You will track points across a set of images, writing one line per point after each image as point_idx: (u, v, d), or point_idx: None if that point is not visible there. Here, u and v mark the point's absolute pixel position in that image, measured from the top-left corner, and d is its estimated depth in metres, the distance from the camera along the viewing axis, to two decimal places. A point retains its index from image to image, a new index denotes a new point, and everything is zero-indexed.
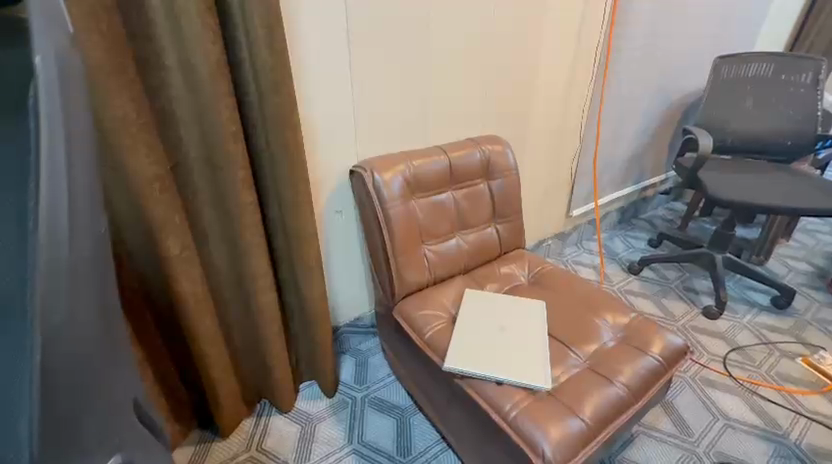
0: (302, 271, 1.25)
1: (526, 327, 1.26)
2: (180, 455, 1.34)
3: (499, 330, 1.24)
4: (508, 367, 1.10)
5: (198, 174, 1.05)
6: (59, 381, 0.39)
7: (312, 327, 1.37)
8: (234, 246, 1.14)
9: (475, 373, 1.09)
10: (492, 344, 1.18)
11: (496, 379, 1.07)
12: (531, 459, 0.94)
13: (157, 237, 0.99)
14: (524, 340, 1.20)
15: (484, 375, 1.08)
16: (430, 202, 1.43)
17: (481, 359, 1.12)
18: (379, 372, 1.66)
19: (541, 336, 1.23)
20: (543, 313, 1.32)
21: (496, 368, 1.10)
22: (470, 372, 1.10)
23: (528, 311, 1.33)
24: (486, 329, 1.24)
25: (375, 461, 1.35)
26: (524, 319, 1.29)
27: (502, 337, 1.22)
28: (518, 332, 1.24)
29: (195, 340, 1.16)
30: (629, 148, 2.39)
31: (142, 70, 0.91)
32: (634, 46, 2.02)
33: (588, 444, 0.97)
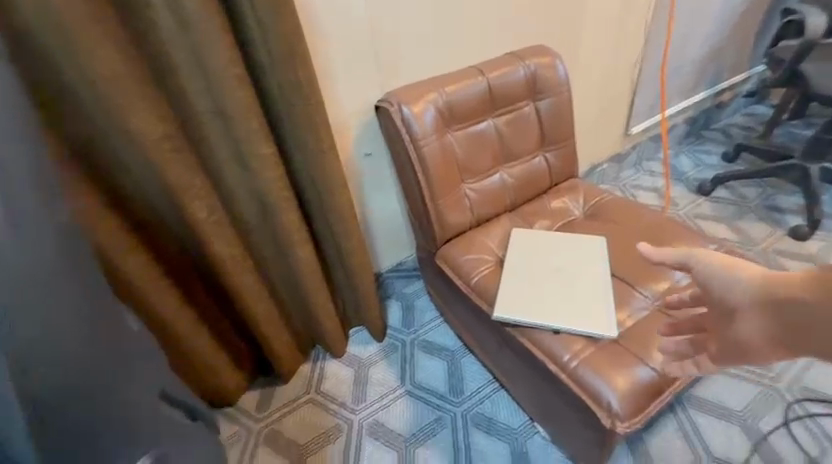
0: (336, 223, 1.18)
1: (584, 268, 1.13)
2: (248, 398, 1.44)
3: (552, 272, 1.13)
4: (566, 314, 1.01)
5: (214, 127, 0.94)
6: (84, 372, 0.51)
7: (353, 278, 1.34)
8: (261, 203, 1.07)
9: (528, 322, 1.01)
10: (545, 290, 1.08)
11: (553, 329, 0.99)
12: (594, 412, 0.88)
13: (181, 202, 0.94)
14: (583, 283, 1.09)
15: (539, 324, 1.00)
16: (468, 133, 1.27)
17: (535, 307, 1.04)
18: (426, 315, 1.64)
19: (603, 277, 1.10)
20: (603, 250, 1.18)
21: (552, 316, 1.01)
22: (523, 321, 1.02)
23: (586, 249, 1.19)
24: (538, 272, 1.13)
25: (428, 402, 1.38)
26: (582, 258, 1.16)
27: (557, 280, 1.11)
28: (575, 274, 1.12)
29: (242, 299, 1.17)
30: (705, 42, 1.98)
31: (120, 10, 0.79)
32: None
33: (659, 394, 0.89)
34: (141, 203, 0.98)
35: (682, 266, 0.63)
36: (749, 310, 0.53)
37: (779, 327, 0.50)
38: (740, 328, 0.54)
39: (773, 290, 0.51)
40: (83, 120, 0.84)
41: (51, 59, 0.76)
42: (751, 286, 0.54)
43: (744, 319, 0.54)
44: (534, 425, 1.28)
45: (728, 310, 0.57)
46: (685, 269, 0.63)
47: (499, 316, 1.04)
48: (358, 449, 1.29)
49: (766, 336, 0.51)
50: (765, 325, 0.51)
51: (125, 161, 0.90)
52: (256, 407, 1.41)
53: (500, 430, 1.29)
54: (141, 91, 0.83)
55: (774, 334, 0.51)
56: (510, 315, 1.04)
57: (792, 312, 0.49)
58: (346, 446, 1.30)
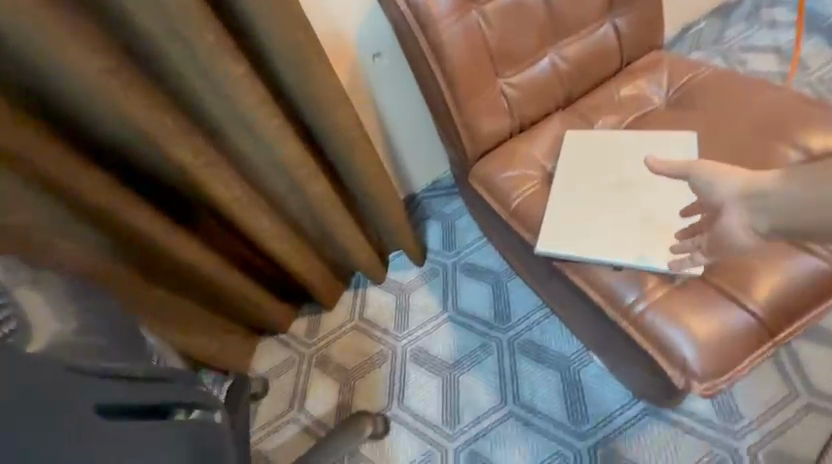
0: (344, 147, 1.02)
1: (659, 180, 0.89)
2: (297, 325, 1.46)
3: (614, 188, 0.90)
4: (632, 247, 0.82)
5: (166, 50, 0.76)
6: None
7: (378, 206, 1.20)
8: (252, 137, 0.91)
9: (583, 259, 0.84)
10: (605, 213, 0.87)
11: (615, 265, 0.82)
12: (665, 368, 0.75)
13: (158, 145, 0.84)
14: (656, 201, 0.86)
15: (598, 260, 0.83)
16: (501, 5, 0.94)
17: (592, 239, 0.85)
18: (468, 236, 1.48)
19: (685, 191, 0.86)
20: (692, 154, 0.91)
21: (615, 250, 0.82)
22: (576, 256, 0.84)
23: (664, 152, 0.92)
24: (596, 189, 0.91)
25: (471, 328, 1.31)
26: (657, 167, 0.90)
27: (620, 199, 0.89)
28: (646, 190, 0.88)
29: (261, 241, 1.09)
30: None
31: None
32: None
33: (759, 346, 0.74)
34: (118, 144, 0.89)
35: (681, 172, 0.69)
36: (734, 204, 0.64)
37: (759, 216, 0.61)
38: (730, 224, 0.64)
39: (752, 186, 0.62)
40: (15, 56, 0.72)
41: None
42: (735, 186, 0.64)
43: (736, 214, 0.63)
44: (588, 353, 1.19)
45: (715, 209, 0.66)
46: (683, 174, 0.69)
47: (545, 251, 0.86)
48: (403, 375, 1.29)
49: (740, 221, 0.63)
50: (743, 214, 0.63)
51: (79, 99, 0.78)
52: (305, 333, 1.44)
53: (550, 358, 1.21)
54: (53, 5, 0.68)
55: (761, 224, 0.62)
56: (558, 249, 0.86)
57: (762, 202, 0.61)
58: (393, 371, 1.31)
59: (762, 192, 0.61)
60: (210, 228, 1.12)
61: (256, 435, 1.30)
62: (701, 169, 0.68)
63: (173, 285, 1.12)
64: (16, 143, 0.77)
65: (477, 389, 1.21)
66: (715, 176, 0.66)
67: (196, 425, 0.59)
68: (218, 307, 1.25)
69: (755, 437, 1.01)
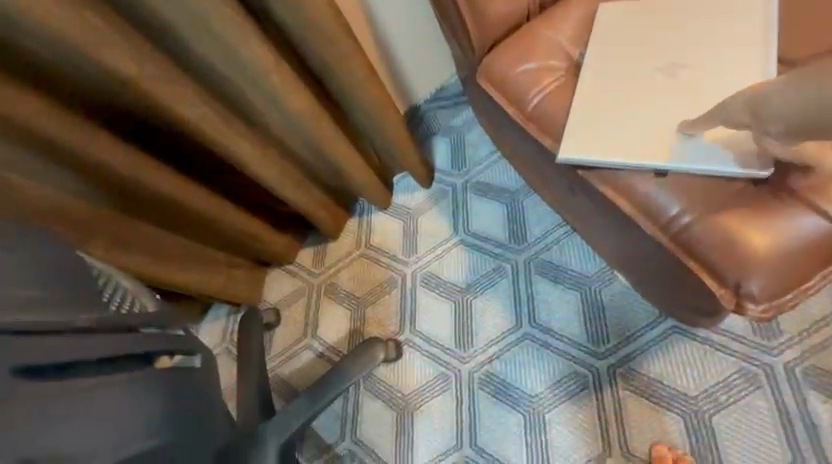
0: (323, 45, 0.87)
1: (722, 61, 0.73)
2: (304, 257, 1.40)
3: (661, 74, 0.74)
4: (681, 146, 0.68)
5: None
6: None
7: (373, 120, 1.05)
8: (207, 36, 0.76)
9: (618, 165, 0.70)
10: (648, 106, 0.72)
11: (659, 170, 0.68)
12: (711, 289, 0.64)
13: (97, 56, 0.72)
14: (715, 88, 0.71)
15: (636, 165, 0.69)
16: None
17: (629, 140, 0.70)
18: (479, 151, 1.33)
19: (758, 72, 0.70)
20: (770, 27, 0.73)
21: (659, 151, 0.68)
22: (608, 163, 0.70)
23: (731, 25, 0.75)
24: (635, 79, 0.75)
25: (485, 251, 1.22)
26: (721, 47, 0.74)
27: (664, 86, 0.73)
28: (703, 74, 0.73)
29: (246, 168, 0.98)
30: None
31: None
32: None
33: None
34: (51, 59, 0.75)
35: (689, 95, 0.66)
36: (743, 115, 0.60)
37: (771, 118, 0.57)
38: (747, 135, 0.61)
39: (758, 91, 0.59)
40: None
41: None
42: (744, 94, 0.61)
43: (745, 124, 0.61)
44: (612, 272, 1.10)
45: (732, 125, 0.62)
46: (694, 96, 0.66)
47: (569, 160, 0.72)
48: (413, 300, 1.25)
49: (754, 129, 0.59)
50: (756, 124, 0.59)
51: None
52: (312, 264, 1.39)
53: (569, 278, 1.13)
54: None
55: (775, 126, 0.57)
56: (586, 156, 0.72)
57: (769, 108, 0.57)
58: (403, 297, 1.26)
59: (768, 94, 0.57)
60: (185, 155, 1.04)
61: (272, 363, 1.32)
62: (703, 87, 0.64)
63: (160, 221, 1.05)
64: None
65: (491, 312, 1.16)
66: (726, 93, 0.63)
67: (176, 370, 0.58)
68: (216, 242, 1.19)
69: (794, 353, 0.94)
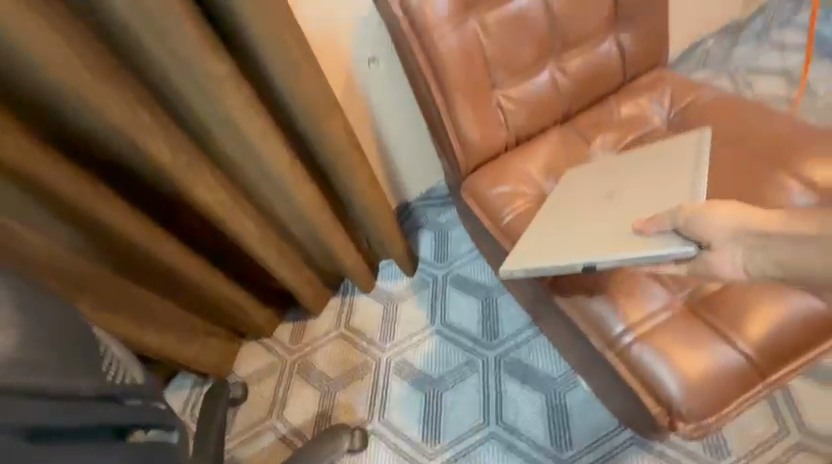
0: (334, 152, 1.00)
1: (659, 181, 0.82)
2: (282, 331, 1.43)
3: (605, 196, 0.85)
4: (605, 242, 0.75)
5: (146, 45, 0.73)
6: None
7: (368, 213, 1.16)
8: (238, 137, 0.88)
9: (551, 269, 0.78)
10: (586, 220, 0.82)
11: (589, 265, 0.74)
12: (650, 404, 0.72)
13: (140, 145, 0.81)
14: (650, 201, 0.79)
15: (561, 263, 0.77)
16: (504, 16, 0.90)
17: (565, 246, 0.79)
18: (461, 247, 1.45)
19: (689, 183, 0.78)
20: (703, 152, 0.83)
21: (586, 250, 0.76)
22: (541, 267, 0.79)
23: (671, 159, 0.85)
24: (581, 201, 0.87)
25: (459, 344, 1.28)
26: (660, 170, 0.84)
27: (605, 204, 0.84)
28: (638, 189, 0.83)
29: (246, 245, 1.06)
30: None
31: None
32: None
33: (755, 385, 0.71)
34: (85, 136, 0.83)
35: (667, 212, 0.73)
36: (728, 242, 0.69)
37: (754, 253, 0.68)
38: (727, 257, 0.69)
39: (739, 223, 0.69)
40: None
41: None
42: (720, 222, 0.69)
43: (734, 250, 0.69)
44: (575, 376, 1.16)
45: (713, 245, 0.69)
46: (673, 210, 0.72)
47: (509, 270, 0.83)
48: (385, 387, 1.26)
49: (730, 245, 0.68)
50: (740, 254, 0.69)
51: (43, 90, 0.72)
52: (290, 340, 1.41)
53: (536, 379, 1.18)
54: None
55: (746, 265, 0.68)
56: (524, 267, 0.82)
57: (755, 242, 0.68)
58: (375, 383, 1.27)
59: (767, 231, 0.69)
60: (188, 226, 1.11)
61: (231, 443, 1.27)
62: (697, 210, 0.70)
63: (145, 280, 1.08)
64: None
65: (459, 407, 1.18)
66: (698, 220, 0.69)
67: (155, 443, 0.61)
68: (194, 307, 1.22)
69: None
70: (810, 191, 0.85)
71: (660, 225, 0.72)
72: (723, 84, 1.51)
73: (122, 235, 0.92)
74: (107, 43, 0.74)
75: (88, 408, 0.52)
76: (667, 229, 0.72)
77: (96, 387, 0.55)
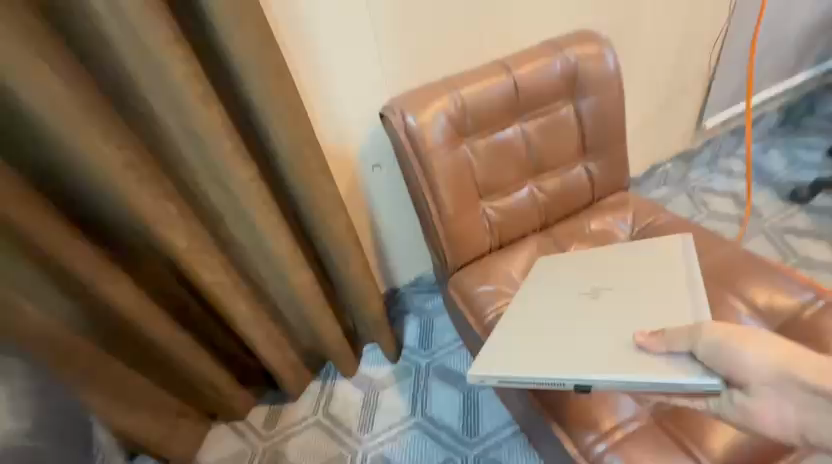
0: (336, 247, 1.06)
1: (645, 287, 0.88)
2: (256, 413, 1.38)
3: (590, 298, 0.90)
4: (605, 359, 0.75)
5: (182, 150, 0.82)
6: None
7: (359, 300, 1.22)
8: (249, 229, 0.94)
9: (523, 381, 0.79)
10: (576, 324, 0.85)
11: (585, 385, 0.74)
12: None
13: (157, 232, 0.86)
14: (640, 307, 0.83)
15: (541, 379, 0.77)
16: (491, 144, 1.06)
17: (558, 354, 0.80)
18: (445, 336, 1.48)
19: (677, 293, 0.84)
20: (696, 261, 0.90)
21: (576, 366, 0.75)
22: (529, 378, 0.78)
23: (654, 265, 0.92)
24: (569, 300, 0.92)
25: (437, 439, 1.26)
26: (651, 280, 0.89)
27: (593, 306, 0.88)
28: (625, 292, 0.88)
29: (237, 325, 1.08)
30: (805, 14, 1.62)
31: (45, 6, 0.68)
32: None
33: None
34: (107, 217, 0.89)
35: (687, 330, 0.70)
36: (770, 389, 0.62)
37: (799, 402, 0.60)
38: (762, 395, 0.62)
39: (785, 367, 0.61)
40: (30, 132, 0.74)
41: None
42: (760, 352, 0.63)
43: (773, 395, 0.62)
44: None
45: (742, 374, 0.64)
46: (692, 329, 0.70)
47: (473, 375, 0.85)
48: None
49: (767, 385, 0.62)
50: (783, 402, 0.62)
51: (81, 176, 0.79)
52: (263, 424, 1.35)
53: None
54: (83, 99, 0.70)
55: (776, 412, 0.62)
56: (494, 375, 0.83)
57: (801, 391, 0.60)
58: None
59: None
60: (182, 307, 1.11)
61: None
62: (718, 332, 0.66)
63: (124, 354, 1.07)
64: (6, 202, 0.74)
65: None
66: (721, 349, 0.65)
67: None
68: (168, 383, 1.19)
69: None
70: (756, 314, 0.95)
71: (679, 346, 0.70)
72: (680, 201, 1.73)
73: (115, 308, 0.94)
74: (149, 144, 0.82)
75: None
76: (682, 351, 0.70)
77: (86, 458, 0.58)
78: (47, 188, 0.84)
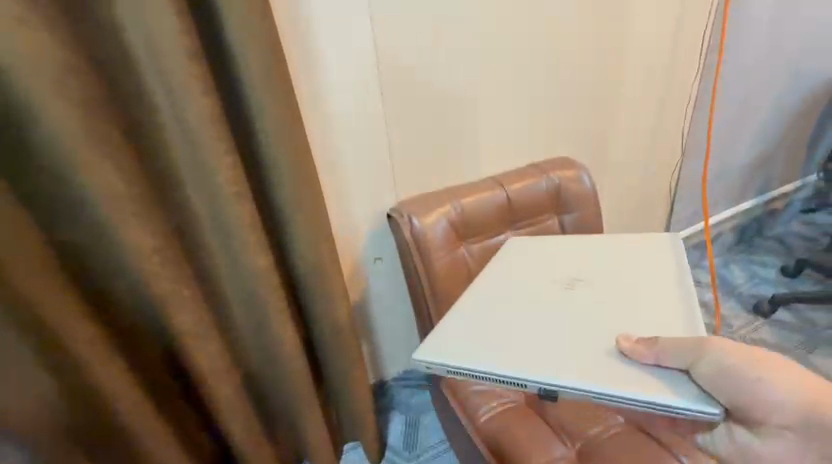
0: (335, 336, 1.07)
1: (627, 284, 0.90)
2: None
3: (565, 288, 0.91)
4: (582, 367, 0.74)
5: (209, 237, 0.88)
6: None
7: (350, 394, 1.18)
8: (255, 314, 0.96)
9: (480, 376, 0.79)
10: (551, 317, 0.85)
11: (552, 393, 0.75)
12: None
13: (166, 314, 0.87)
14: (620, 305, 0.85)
15: (504, 379, 0.77)
16: (485, 247, 1.17)
17: (534, 350, 0.79)
18: (431, 436, 1.42)
19: (660, 298, 0.86)
20: (687, 269, 0.92)
21: (546, 368, 0.76)
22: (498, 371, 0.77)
23: (638, 265, 0.95)
24: (547, 289, 0.92)
25: None
26: (632, 282, 0.90)
27: (570, 296, 0.89)
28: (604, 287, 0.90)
29: (221, 415, 1.02)
30: (745, 154, 1.94)
31: (126, 118, 0.76)
32: (763, 7, 1.57)
33: None
34: (121, 299, 0.89)
35: (692, 345, 0.68)
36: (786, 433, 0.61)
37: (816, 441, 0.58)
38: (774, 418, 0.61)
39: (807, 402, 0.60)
40: (72, 218, 0.78)
41: (55, 174, 0.72)
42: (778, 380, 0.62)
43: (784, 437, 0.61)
44: None
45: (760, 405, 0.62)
46: (696, 343, 0.68)
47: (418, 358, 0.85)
48: None
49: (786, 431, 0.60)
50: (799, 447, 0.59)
51: (110, 256, 0.82)
52: None
53: None
54: (134, 191, 0.76)
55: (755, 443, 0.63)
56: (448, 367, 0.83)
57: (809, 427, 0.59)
58: None
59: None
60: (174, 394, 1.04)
61: None
62: (727, 355, 0.65)
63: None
64: (32, 287, 0.73)
65: None
66: (726, 371, 0.64)
67: None
68: None
69: None
70: None
71: (672, 357, 0.70)
72: None
73: (110, 404, 0.87)
74: (179, 230, 0.87)
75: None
76: (678, 368, 0.70)
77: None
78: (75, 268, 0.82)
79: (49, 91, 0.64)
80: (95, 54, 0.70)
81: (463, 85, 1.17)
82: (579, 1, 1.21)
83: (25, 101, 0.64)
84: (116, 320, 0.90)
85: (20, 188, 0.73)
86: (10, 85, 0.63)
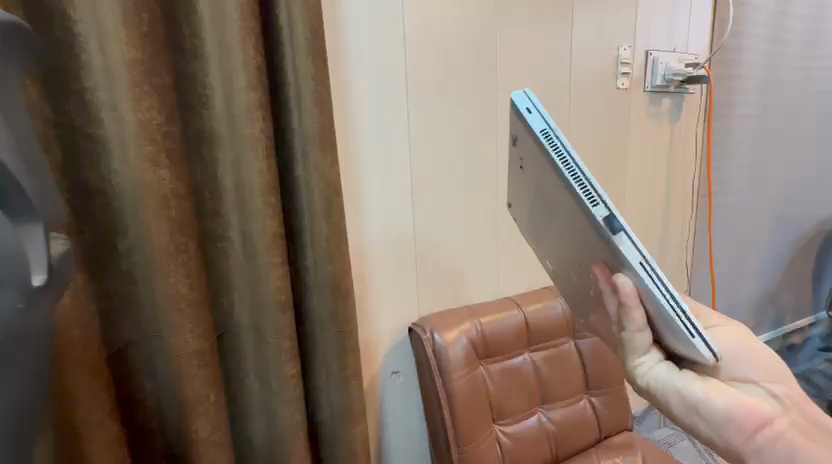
0: (348, 458, 1.00)
1: None
2: None
3: None
4: None
5: (245, 341, 0.93)
6: None
7: None
8: (273, 423, 0.94)
9: (564, 167, 0.57)
10: None
11: (614, 229, 0.54)
12: None
13: (186, 418, 0.85)
14: None
15: (581, 183, 0.56)
16: (504, 368, 1.17)
17: None
18: None
19: None
20: None
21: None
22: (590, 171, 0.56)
23: None
24: None
25: None
26: None
27: None
28: None
29: None
30: (752, 288, 2.01)
31: (204, 233, 0.89)
32: (741, 164, 1.83)
33: None
34: (147, 397, 0.89)
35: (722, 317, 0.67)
36: None
37: None
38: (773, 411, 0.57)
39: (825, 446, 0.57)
40: (132, 318, 0.86)
41: (132, 272, 0.83)
42: (785, 390, 0.57)
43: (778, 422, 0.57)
44: None
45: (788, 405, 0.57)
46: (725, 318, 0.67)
47: (526, 96, 0.62)
48: None
49: None
50: None
51: (155, 355, 0.87)
52: None
53: None
54: (192, 295, 0.82)
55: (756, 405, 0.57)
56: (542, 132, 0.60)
57: None
58: None
59: None
60: None
61: None
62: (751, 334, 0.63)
63: None
64: (83, 390, 0.76)
65: None
66: (739, 346, 0.61)
67: None
68: None
69: None
70: None
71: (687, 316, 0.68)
72: (685, 447, 1.70)
73: None
74: (221, 331, 0.93)
75: (8, 261, 0.39)
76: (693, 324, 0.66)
77: (47, 246, 0.45)
78: (114, 361, 0.86)
79: (154, 213, 0.77)
80: (193, 180, 0.87)
81: (487, 212, 1.33)
82: (583, 149, 1.45)
83: (132, 216, 0.78)
84: (134, 417, 0.90)
85: (100, 289, 0.83)
86: (127, 203, 0.78)
